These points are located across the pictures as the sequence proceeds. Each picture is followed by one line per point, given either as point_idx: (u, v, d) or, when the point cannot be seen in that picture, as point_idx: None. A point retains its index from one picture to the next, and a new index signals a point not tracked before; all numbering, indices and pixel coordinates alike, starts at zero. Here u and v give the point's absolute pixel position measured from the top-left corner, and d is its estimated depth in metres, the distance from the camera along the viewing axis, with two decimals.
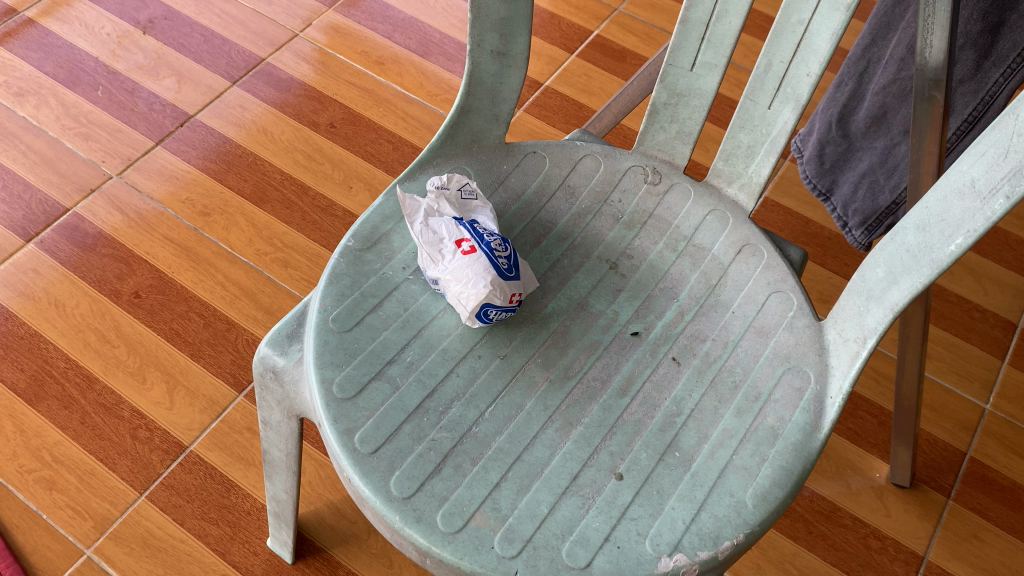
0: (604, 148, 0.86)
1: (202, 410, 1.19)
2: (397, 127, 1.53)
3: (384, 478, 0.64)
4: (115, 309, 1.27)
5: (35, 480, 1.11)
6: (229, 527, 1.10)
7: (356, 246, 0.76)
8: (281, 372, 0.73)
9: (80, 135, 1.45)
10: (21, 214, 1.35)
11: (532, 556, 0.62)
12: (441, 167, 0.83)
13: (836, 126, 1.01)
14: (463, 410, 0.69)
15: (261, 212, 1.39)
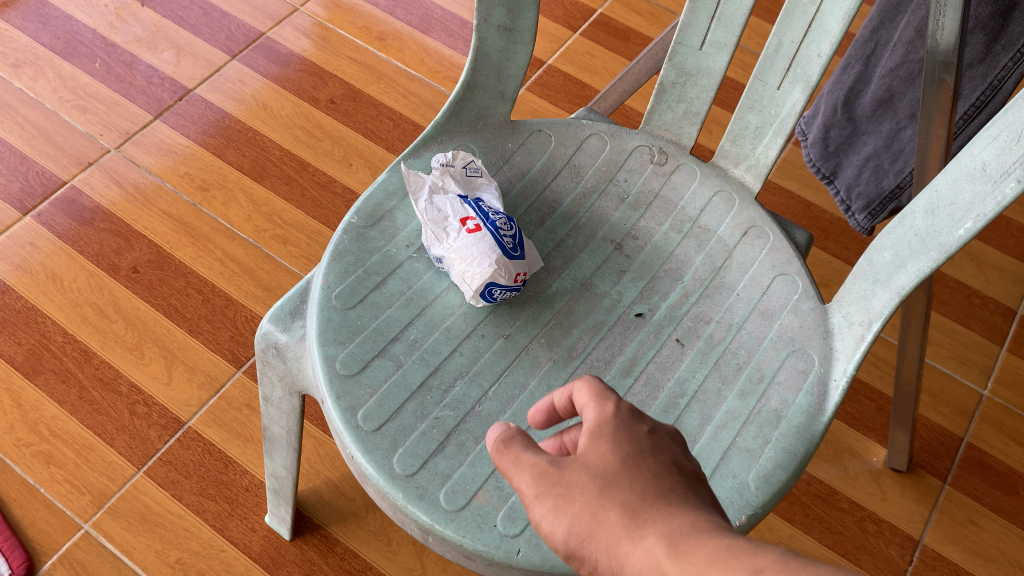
0: (610, 127, 0.86)
1: (200, 385, 1.19)
2: (397, 104, 1.52)
3: (386, 456, 0.64)
4: (113, 284, 1.26)
5: (32, 454, 1.11)
6: (227, 502, 1.10)
7: (359, 223, 0.76)
8: (283, 348, 0.73)
9: (78, 107, 1.44)
10: (18, 187, 1.34)
11: (535, 535, 0.62)
12: (446, 144, 0.82)
13: (842, 109, 1.01)
14: (466, 388, 0.68)
15: (260, 187, 1.38)
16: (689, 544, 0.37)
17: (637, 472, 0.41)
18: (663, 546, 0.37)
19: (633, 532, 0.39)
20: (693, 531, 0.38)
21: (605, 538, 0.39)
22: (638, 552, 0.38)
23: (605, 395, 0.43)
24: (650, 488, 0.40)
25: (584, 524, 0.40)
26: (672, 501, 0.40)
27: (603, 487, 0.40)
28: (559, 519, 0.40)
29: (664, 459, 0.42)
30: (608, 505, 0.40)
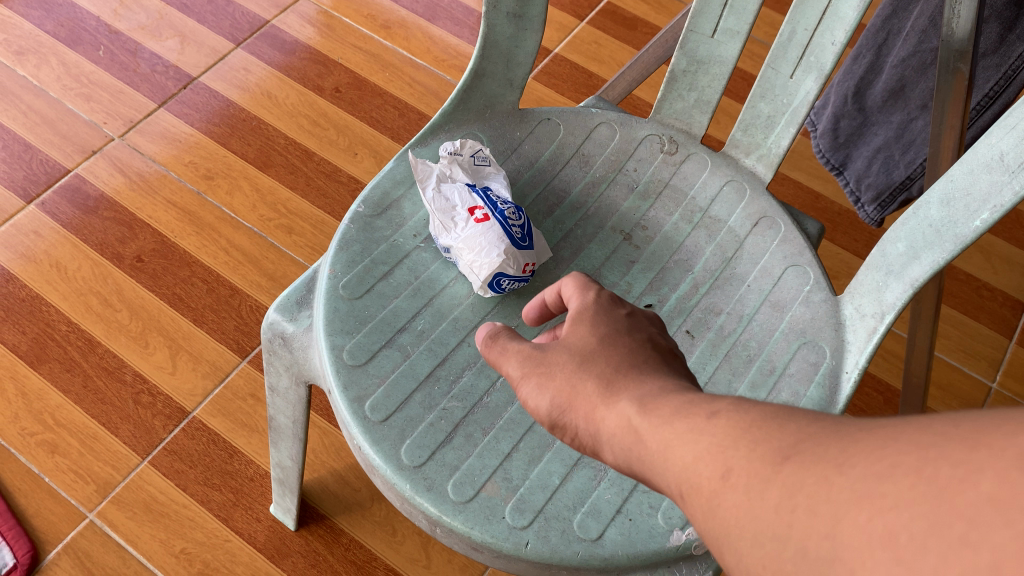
0: (620, 116, 0.85)
1: (205, 375, 1.18)
2: (403, 93, 1.51)
3: (394, 447, 0.63)
4: (117, 273, 1.26)
5: (37, 443, 1.10)
6: (232, 493, 1.10)
7: (367, 212, 0.75)
8: (290, 338, 0.72)
9: (82, 95, 1.43)
10: (22, 175, 1.33)
11: (544, 527, 0.61)
12: (454, 133, 0.81)
13: (852, 99, 1.00)
14: (474, 378, 0.68)
15: (265, 176, 1.38)
16: (656, 399, 0.37)
17: (613, 348, 0.42)
18: (634, 407, 0.38)
19: (608, 399, 0.40)
20: (664, 392, 0.38)
21: (584, 407, 0.41)
22: (609, 414, 0.39)
23: (587, 285, 0.46)
24: (623, 359, 0.41)
25: (564, 394, 0.42)
26: (644, 369, 0.40)
27: (581, 363, 0.42)
28: (542, 395, 0.43)
29: (639, 338, 0.43)
30: (585, 376, 0.41)
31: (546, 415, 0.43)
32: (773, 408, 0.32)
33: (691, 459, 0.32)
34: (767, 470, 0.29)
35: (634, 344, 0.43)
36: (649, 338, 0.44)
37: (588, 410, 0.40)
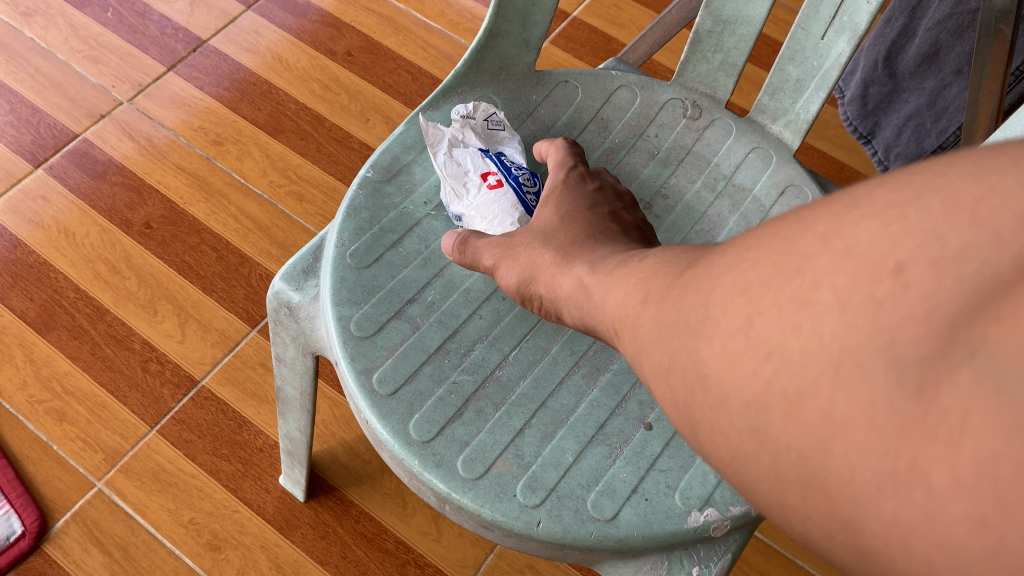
0: (640, 79, 0.81)
1: (214, 344, 1.17)
2: (416, 57, 1.48)
3: (402, 421, 0.61)
4: (126, 239, 1.24)
5: (45, 411, 1.09)
6: (241, 463, 1.08)
7: (375, 177, 0.72)
8: (296, 308, 0.70)
9: (90, 58, 1.40)
10: (30, 139, 1.31)
11: (556, 506, 0.59)
12: (467, 95, 0.78)
13: (883, 64, 0.95)
14: (486, 352, 0.65)
15: (275, 142, 1.35)
16: (592, 261, 0.50)
17: (573, 221, 0.58)
18: (580, 263, 0.51)
19: (561, 262, 0.53)
20: (603, 252, 0.51)
21: (541, 271, 0.55)
22: (559, 274, 0.53)
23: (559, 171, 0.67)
24: (579, 226, 0.57)
25: (526, 270, 0.57)
26: (597, 234, 0.55)
27: (545, 235, 0.58)
28: (511, 273, 0.58)
29: (598, 214, 0.60)
30: (544, 246, 0.57)
31: (516, 287, 0.58)
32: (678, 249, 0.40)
33: (619, 298, 0.41)
34: (667, 281, 0.37)
35: (592, 216, 0.59)
36: (609, 213, 0.60)
37: (543, 278, 0.54)
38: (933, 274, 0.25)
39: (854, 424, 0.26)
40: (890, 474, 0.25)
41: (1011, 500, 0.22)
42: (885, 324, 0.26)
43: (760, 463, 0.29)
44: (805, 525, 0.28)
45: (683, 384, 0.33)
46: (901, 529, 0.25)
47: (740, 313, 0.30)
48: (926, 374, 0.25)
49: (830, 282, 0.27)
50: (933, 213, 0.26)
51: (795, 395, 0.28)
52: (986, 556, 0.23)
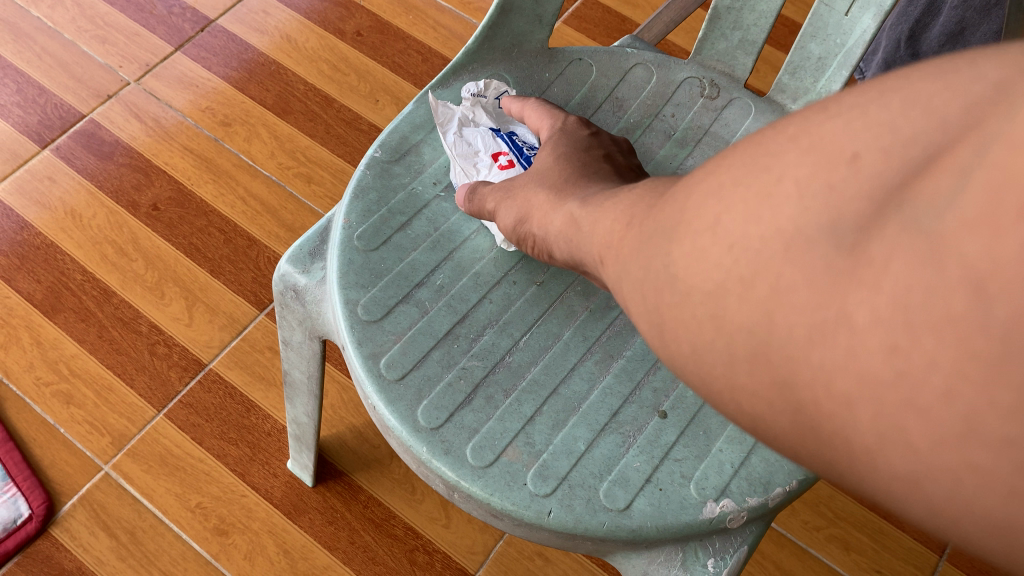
0: (657, 57, 0.79)
1: (222, 327, 1.16)
2: (427, 37, 1.46)
3: (410, 408, 0.60)
4: (133, 221, 1.22)
5: (52, 393, 1.08)
6: (249, 447, 1.08)
7: (383, 157, 0.70)
8: (302, 291, 0.69)
9: (97, 37, 1.38)
10: (36, 119, 1.29)
11: (568, 495, 0.57)
12: (478, 73, 0.76)
13: (905, 45, 0.92)
14: (496, 337, 0.64)
15: (284, 123, 1.33)
16: (583, 199, 0.53)
17: (568, 162, 0.60)
18: (574, 201, 0.53)
19: (556, 201, 0.56)
20: (596, 191, 0.53)
21: (536, 208, 0.58)
22: (550, 213, 0.56)
23: (556, 115, 0.67)
24: (574, 167, 0.59)
25: (521, 209, 0.59)
26: (591, 176, 0.58)
27: (541, 176, 0.60)
28: (509, 213, 0.60)
29: (594, 155, 0.62)
30: (539, 186, 0.59)
31: (513, 228, 0.60)
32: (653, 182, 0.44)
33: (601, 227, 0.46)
34: (645, 202, 0.41)
35: (587, 158, 0.61)
36: (603, 154, 0.62)
37: (535, 219, 0.57)
38: (881, 159, 0.27)
39: (793, 288, 0.29)
40: (822, 323, 0.28)
41: (918, 326, 0.26)
42: (834, 201, 0.28)
43: (717, 347, 0.32)
44: (751, 399, 0.32)
45: (656, 289, 0.35)
46: (827, 374, 0.28)
47: (710, 215, 0.32)
48: (862, 235, 0.27)
49: (792, 176, 0.29)
50: (892, 111, 0.28)
51: (752, 277, 0.30)
52: (895, 379, 0.27)
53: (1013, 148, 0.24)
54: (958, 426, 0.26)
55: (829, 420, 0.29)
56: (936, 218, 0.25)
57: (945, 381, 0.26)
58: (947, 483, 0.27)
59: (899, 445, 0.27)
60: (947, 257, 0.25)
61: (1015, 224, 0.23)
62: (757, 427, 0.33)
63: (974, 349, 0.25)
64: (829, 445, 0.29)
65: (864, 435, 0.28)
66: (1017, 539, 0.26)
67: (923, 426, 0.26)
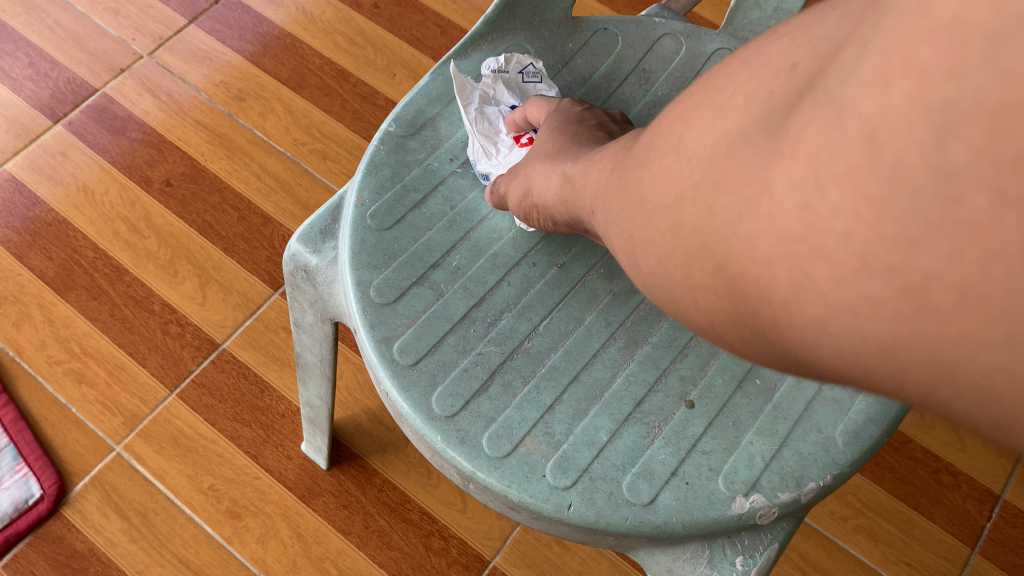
0: (686, 27, 0.75)
1: (236, 306, 1.13)
2: (445, 9, 1.42)
3: (424, 394, 0.57)
4: (146, 198, 1.20)
5: (64, 372, 1.07)
6: (262, 429, 1.06)
7: (398, 132, 0.67)
8: (313, 272, 0.66)
9: (109, 10, 1.36)
10: (48, 94, 1.27)
11: (588, 488, 0.55)
12: (497, 44, 0.72)
13: None
14: (515, 321, 0.61)
15: (299, 98, 1.30)
16: (576, 160, 0.54)
17: (561, 132, 0.60)
18: (566, 171, 0.54)
19: (550, 169, 0.57)
20: (583, 155, 0.55)
21: (534, 179, 0.58)
22: (547, 178, 0.57)
23: (552, 101, 0.65)
24: (568, 136, 0.60)
25: (522, 184, 0.60)
26: (581, 140, 0.58)
27: (537, 152, 0.61)
28: (512, 191, 0.60)
29: (587, 122, 0.61)
30: (536, 161, 0.60)
31: (517, 204, 0.60)
32: (622, 141, 0.49)
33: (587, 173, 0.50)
34: (620, 152, 0.46)
35: (582, 128, 0.60)
36: (597, 123, 0.62)
37: (537, 187, 0.57)
38: (813, 64, 0.32)
39: (729, 176, 0.33)
40: (753, 196, 0.32)
41: (825, 179, 0.29)
42: (772, 103, 0.33)
43: (676, 255, 0.36)
44: (704, 294, 0.36)
45: (631, 216, 0.40)
46: (752, 242, 0.32)
47: (676, 136, 0.37)
48: (785, 119, 0.31)
49: (743, 92, 0.35)
50: (829, 25, 0.32)
51: (703, 179, 0.34)
52: (805, 232, 0.30)
53: (900, 14, 0.27)
54: (855, 262, 0.29)
55: (755, 286, 0.33)
56: (841, 86, 0.29)
57: (845, 225, 0.29)
58: (847, 318, 0.30)
59: (810, 290, 0.30)
60: (849, 117, 0.28)
61: (901, 77, 0.27)
62: (711, 326, 0.37)
63: (867, 192, 0.28)
64: (758, 310, 0.33)
65: (781, 289, 0.31)
66: (901, 355, 0.29)
67: (829, 270, 0.29)
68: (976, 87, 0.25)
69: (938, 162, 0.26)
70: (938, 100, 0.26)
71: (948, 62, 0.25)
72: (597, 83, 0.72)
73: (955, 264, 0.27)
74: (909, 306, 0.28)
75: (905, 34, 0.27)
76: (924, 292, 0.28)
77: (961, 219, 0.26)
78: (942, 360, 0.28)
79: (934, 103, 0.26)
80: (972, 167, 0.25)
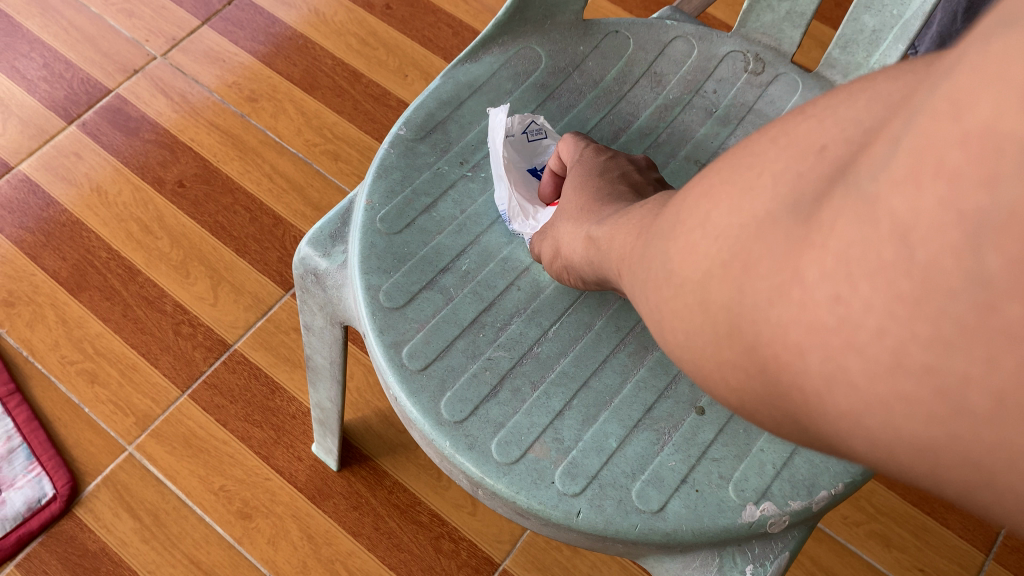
0: (698, 30, 0.75)
1: (247, 307, 1.14)
2: (458, 10, 1.42)
3: (433, 400, 0.57)
4: (158, 199, 1.21)
5: (76, 372, 1.07)
6: (273, 430, 1.06)
7: (409, 135, 0.67)
8: (323, 276, 0.66)
9: (124, 11, 1.37)
10: (63, 94, 1.28)
11: (598, 495, 0.54)
12: (508, 46, 0.72)
13: (963, 16, 0.90)
14: (524, 326, 0.61)
15: (311, 99, 1.30)
16: (599, 221, 0.54)
17: (585, 187, 0.60)
18: (591, 232, 0.54)
19: (575, 228, 0.57)
20: (608, 216, 0.54)
21: (559, 239, 0.58)
22: (572, 239, 0.56)
23: (574, 142, 0.64)
24: (592, 193, 0.59)
25: (548, 243, 0.59)
26: (605, 199, 0.57)
27: (563, 207, 0.60)
28: (541, 248, 0.60)
29: (610, 174, 0.60)
30: (562, 218, 0.59)
31: (549, 263, 0.60)
32: (652, 203, 0.48)
33: (613, 230, 0.50)
34: (645, 217, 0.46)
35: (604, 182, 0.59)
36: (620, 175, 0.60)
37: (564, 247, 0.57)
38: (843, 147, 0.30)
39: (759, 259, 0.32)
40: (781, 283, 0.30)
41: (855, 274, 0.27)
42: (800, 185, 0.31)
43: (705, 331, 0.35)
44: (734, 372, 0.34)
45: (656, 289, 0.39)
46: (783, 329, 0.30)
47: (702, 212, 0.36)
48: (816, 206, 0.29)
49: (771, 171, 0.33)
50: (857, 108, 0.32)
51: (730, 259, 0.33)
52: (837, 325, 0.28)
53: (931, 115, 0.25)
54: (888, 360, 0.27)
55: (785, 372, 0.31)
56: (873, 180, 0.27)
57: (878, 322, 0.27)
58: (880, 414, 0.28)
59: (842, 383, 0.29)
60: (880, 214, 0.26)
61: (934, 178, 0.25)
62: (742, 404, 0.35)
63: (900, 292, 0.26)
64: (789, 395, 0.31)
65: (812, 377, 0.30)
66: (939, 452, 0.28)
67: (862, 364, 0.28)
68: (1011, 197, 0.23)
69: (972, 269, 0.24)
70: (971, 207, 0.24)
71: (983, 168, 0.23)
72: (608, 89, 0.72)
73: (993, 371, 0.25)
74: (944, 410, 0.26)
75: (937, 134, 0.25)
76: (959, 395, 0.26)
77: (996, 328, 0.24)
78: (978, 465, 0.26)
79: (965, 210, 0.24)
80: (1007, 276, 0.23)
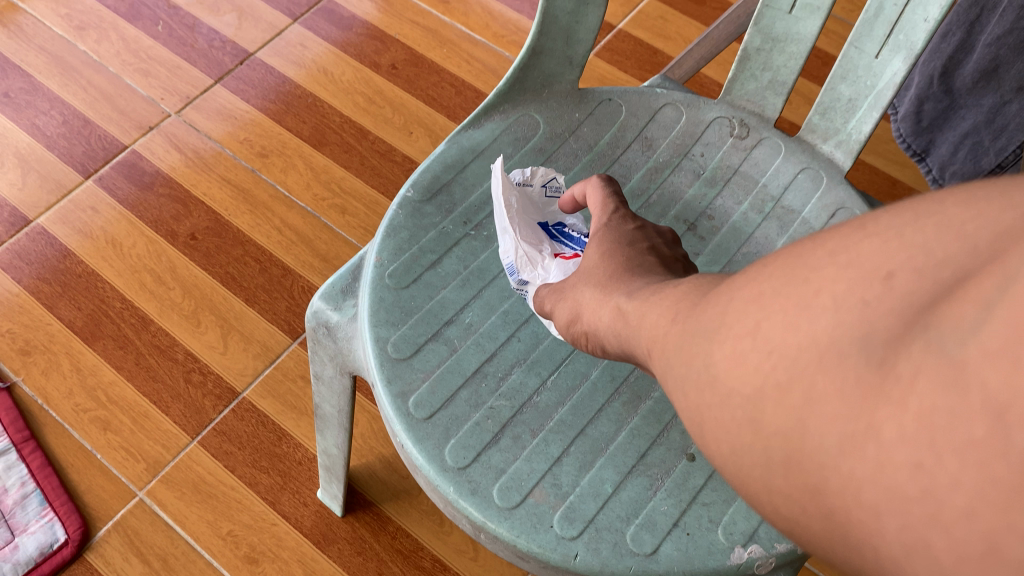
0: (686, 97, 0.80)
1: (256, 356, 1.17)
2: (460, 70, 1.47)
3: (438, 447, 0.60)
4: (172, 251, 1.25)
5: (90, 419, 1.11)
6: (280, 476, 1.09)
7: (415, 196, 0.71)
8: (334, 328, 0.70)
9: (140, 70, 1.42)
10: (81, 150, 1.33)
11: (594, 538, 0.57)
12: (509, 113, 0.77)
13: (939, 80, 0.97)
14: (524, 376, 0.64)
15: (319, 154, 1.36)
16: (632, 290, 0.47)
17: (615, 254, 0.53)
18: (623, 301, 0.47)
19: (602, 296, 0.50)
20: (643, 286, 0.47)
21: (584, 305, 0.51)
22: (598, 308, 0.49)
23: (604, 205, 0.59)
24: (623, 259, 0.52)
25: (571, 308, 0.53)
26: (638, 270, 0.51)
27: (588, 270, 0.53)
28: (561, 313, 0.54)
29: (641, 246, 0.54)
30: (586, 284, 0.52)
31: (567, 327, 0.53)
32: (696, 280, 0.41)
33: (648, 306, 0.43)
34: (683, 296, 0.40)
35: (634, 251, 0.53)
36: (649, 247, 0.54)
37: (587, 314, 0.51)
38: (915, 281, 0.26)
39: (823, 396, 0.27)
40: (852, 434, 0.26)
41: (941, 444, 0.24)
42: (870, 317, 0.26)
43: (755, 452, 0.30)
44: (786, 503, 0.29)
45: (696, 387, 0.34)
46: (856, 484, 0.26)
47: (752, 320, 0.31)
48: (891, 351, 0.26)
49: (830, 290, 0.28)
50: (928, 235, 0.27)
51: (788, 382, 0.29)
52: (920, 496, 0.24)
53: None
54: (985, 551, 0.23)
55: (856, 527, 0.26)
56: (960, 342, 0.24)
57: (968, 502, 0.23)
58: None
59: (925, 558, 0.24)
60: (971, 386, 0.23)
61: None
62: (794, 533, 0.30)
63: (996, 476, 0.22)
64: (862, 553, 0.27)
65: (888, 546, 0.26)
66: None
67: (949, 545, 0.24)
68: None
69: None
70: None
71: None
72: (602, 154, 0.76)
73: None
74: None
75: None
76: None
77: None
78: None
79: None
80: None
